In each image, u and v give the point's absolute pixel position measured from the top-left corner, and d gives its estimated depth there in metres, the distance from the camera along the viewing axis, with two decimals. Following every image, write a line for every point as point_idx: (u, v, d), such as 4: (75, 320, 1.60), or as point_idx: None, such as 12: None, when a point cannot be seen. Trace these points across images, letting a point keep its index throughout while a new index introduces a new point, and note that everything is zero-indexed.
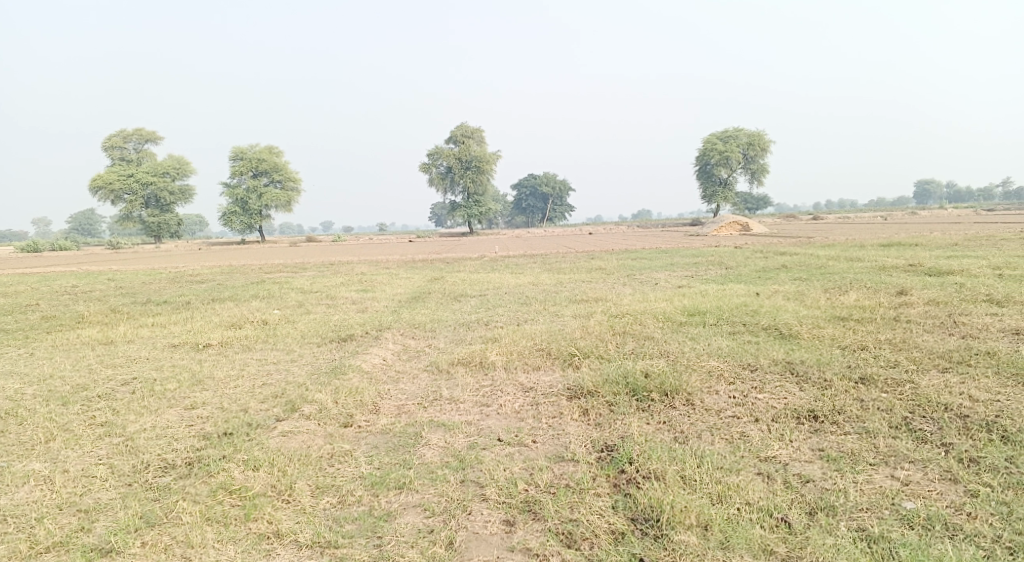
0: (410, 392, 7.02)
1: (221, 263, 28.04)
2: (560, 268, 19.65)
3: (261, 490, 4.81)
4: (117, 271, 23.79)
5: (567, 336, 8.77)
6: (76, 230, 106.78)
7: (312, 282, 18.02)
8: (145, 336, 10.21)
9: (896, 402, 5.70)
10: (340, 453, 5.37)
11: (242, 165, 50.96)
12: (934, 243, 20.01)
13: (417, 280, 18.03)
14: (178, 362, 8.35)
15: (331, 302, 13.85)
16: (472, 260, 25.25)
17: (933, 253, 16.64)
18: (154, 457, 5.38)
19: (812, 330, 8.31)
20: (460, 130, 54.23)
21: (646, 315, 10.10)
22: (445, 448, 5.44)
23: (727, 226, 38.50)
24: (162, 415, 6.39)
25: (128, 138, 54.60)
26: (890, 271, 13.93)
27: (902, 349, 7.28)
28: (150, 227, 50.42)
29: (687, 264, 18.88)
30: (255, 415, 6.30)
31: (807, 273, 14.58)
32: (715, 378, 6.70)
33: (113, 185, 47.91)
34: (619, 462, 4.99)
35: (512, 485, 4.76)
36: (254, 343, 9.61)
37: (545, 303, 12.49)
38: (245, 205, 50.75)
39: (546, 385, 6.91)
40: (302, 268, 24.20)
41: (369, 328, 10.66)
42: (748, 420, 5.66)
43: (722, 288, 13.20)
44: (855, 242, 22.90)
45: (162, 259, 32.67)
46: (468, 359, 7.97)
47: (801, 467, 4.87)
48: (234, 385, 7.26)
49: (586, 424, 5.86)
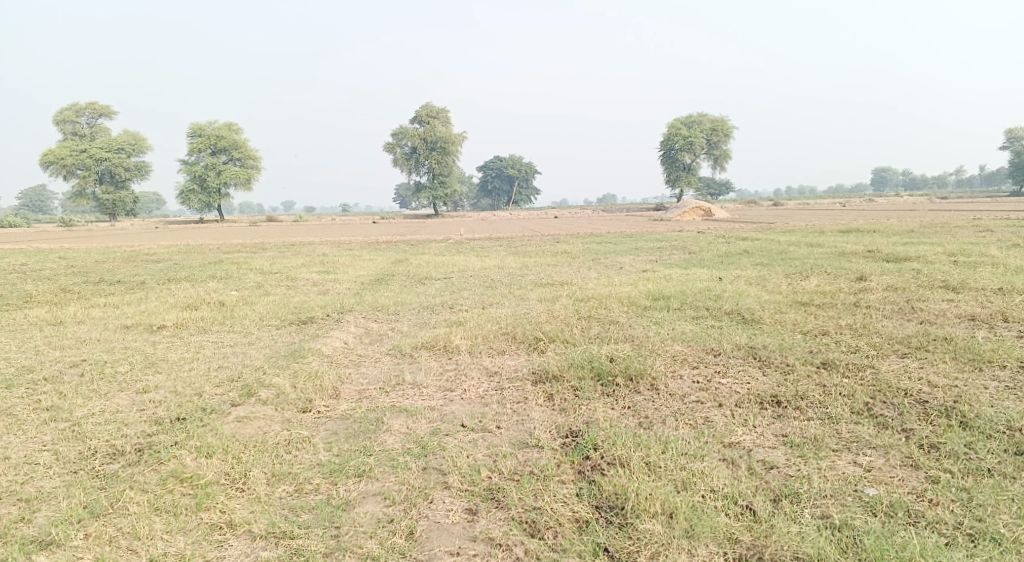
0: (372, 377, 6.86)
1: (177, 242, 27.27)
2: (526, 251, 19.58)
3: (214, 478, 4.63)
4: (67, 249, 22.96)
5: (532, 319, 8.68)
6: (26, 207, 103.12)
7: (272, 262, 17.59)
8: (96, 316, 9.81)
9: (857, 387, 5.75)
10: (298, 439, 5.20)
11: (200, 142, 49.53)
12: (889, 230, 20.47)
13: (381, 262, 17.74)
14: (130, 344, 8.03)
15: (293, 284, 13.52)
16: (437, 242, 24.98)
17: (890, 240, 16.99)
18: (101, 444, 5.14)
19: (774, 315, 8.37)
20: (426, 110, 53.78)
21: (611, 299, 10.08)
22: (406, 434, 5.31)
23: (690, 211, 38.85)
24: (112, 399, 6.12)
25: (80, 112, 52.57)
26: (849, 257, 14.15)
27: (862, 335, 7.36)
28: (104, 204, 48.75)
29: (652, 249, 18.99)
30: (210, 399, 6.08)
31: (769, 259, 14.74)
32: (680, 363, 6.69)
33: (65, 160, 46.17)
34: (583, 448, 4.93)
35: (475, 473, 4.66)
36: (211, 325, 9.31)
37: (510, 286, 12.38)
38: (204, 183, 49.40)
39: (510, 370, 6.83)
40: (264, 248, 23.68)
41: (330, 310, 10.42)
42: (712, 405, 5.65)
43: (686, 272, 13.27)
44: (815, 228, 23.30)
45: (117, 238, 31.70)
46: (432, 343, 7.83)
47: (764, 453, 4.87)
48: (189, 369, 7.00)
49: (551, 409, 5.79)
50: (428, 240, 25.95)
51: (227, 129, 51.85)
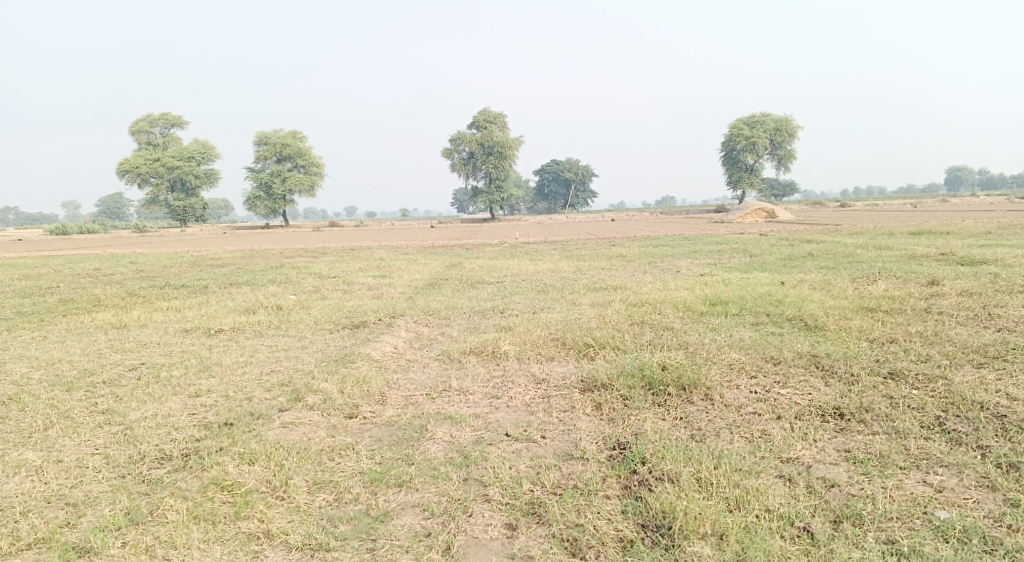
0: (419, 382, 6.81)
1: (241, 248, 28.09)
2: (580, 255, 19.36)
3: (255, 486, 4.64)
4: (140, 254, 23.96)
5: (583, 325, 8.49)
6: (106, 214, 108.95)
7: (329, 267, 17.90)
8: (158, 320, 10.11)
9: (928, 400, 5.34)
10: (341, 446, 5.17)
11: (265, 150, 51.12)
12: (966, 231, 19.38)
13: (436, 266, 17.81)
14: (187, 348, 8.23)
15: (347, 288, 13.69)
16: (492, 246, 24.98)
17: (965, 242, 16.06)
18: (150, 448, 5.23)
19: (838, 322, 7.93)
20: (482, 114, 54.04)
21: (665, 303, 9.79)
22: (449, 443, 5.21)
23: (752, 213, 37.72)
24: (166, 403, 6.24)
25: (154, 123, 55.07)
26: (921, 260, 13.41)
27: (935, 343, 6.88)
28: (175, 211, 50.85)
29: (710, 251, 18.51)
30: (259, 404, 6.13)
31: (834, 262, 14.11)
32: (736, 372, 6.39)
33: (139, 169, 48.50)
34: (630, 462, 4.72)
35: (516, 485, 4.52)
36: (265, 328, 9.48)
37: (562, 291, 12.20)
38: (269, 190, 50.96)
39: (558, 377, 6.65)
40: (323, 252, 24.17)
41: (382, 314, 10.47)
42: (770, 417, 5.35)
43: (745, 277, 12.80)
44: (885, 230, 22.29)
45: (187, 242, 32.99)
46: (480, 349, 7.73)
47: (825, 470, 4.57)
48: (241, 373, 7.10)
49: (599, 419, 5.59)
50: (483, 243, 25.99)
51: (291, 136, 53.34)
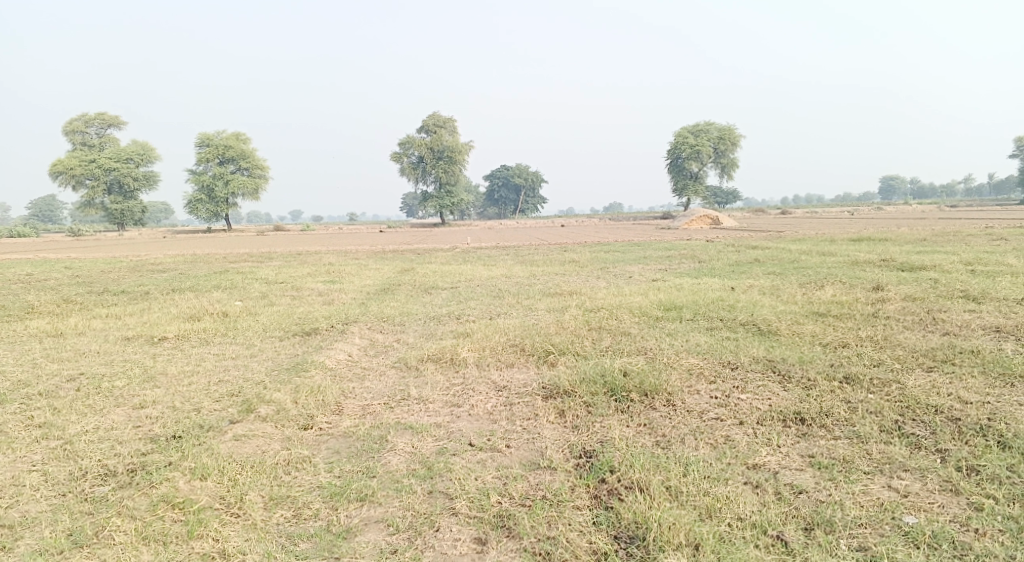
0: (376, 391, 6.61)
1: (182, 252, 27.15)
2: (533, 260, 19.35)
3: (208, 503, 4.38)
4: (74, 259, 22.85)
5: (541, 331, 8.42)
6: (35, 217, 104.02)
7: (278, 272, 17.39)
8: (97, 328, 9.61)
9: (885, 404, 5.46)
10: (298, 460, 4.95)
11: (208, 152, 49.60)
12: (901, 237, 20.19)
13: (387, 271, 17.51)
14: (130, 357, 7.81)
15: (297, 294, 13.31)
16: (444, 251, 24.80)
17: (903, 248, 16.70)
18: (93, 464, 4.91)
19: (792, 327, 8.08)
20: (432, 119, 53.76)
21: (621, 309, 9.82)
22: (412, 454, 5.06)
23: (698, 220, 38.50)
24: (108, 415, 5.89)
25: (89, 122, 52.83)
26: (863, 266, 13.85)
27: (884, 347, 7.07)
28: (111, 214, 48.86)
29: (661, 257, 18.77)
30: (209, 416, 5.83)
31: (781, 267, 14.44)
32: (696, 377, 6.42)
33: (73, 171, 46.41)
34: (599, 471, 4.66)
35: (484, 498, 4.40)
36: (213, 336, 9.09)
37: (518, 296, 12.13)
38: (211, 193, 49.48)
39: (520, 384, 6.56)
40: (270, 257, 23.54)
41: (335, 321, 10.19)
42: (733, 423, 5.38)
43: (698, 282, 12.98)
44: (826, 236, 23.06)
45: (125, 247, 31.66)
46: (439, 356, 7.57)
47: (792, 476, 4.61)
48: (189, 383, 6.77)
49: (563, 427, 5.52)
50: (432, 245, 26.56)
51: (235, 138, 51.95)
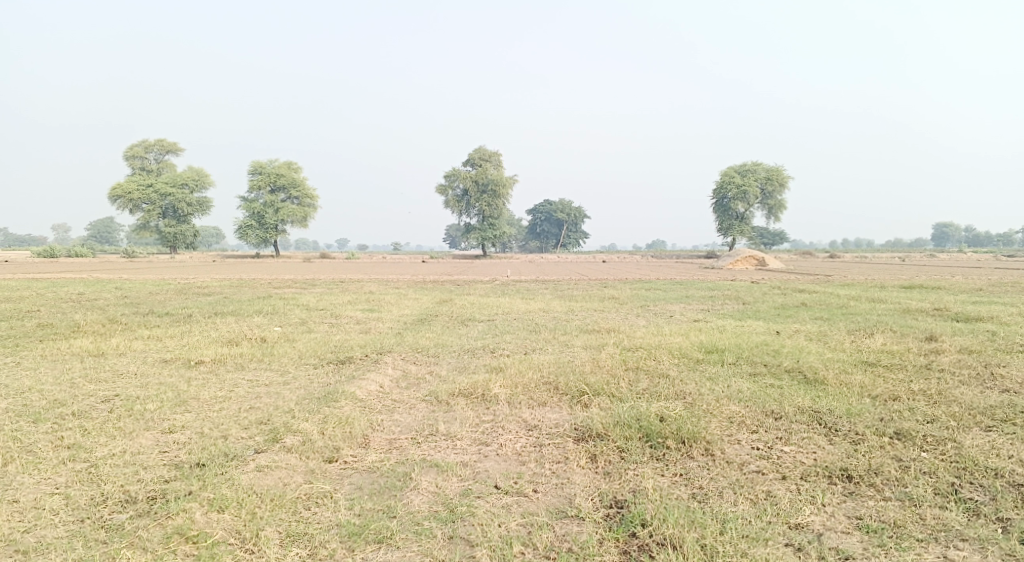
0: (404, 425, 6.46)
1: (229, 276, 27.77)
2: (572, 295, 19.15)
3: (223, 537, 4.32)
4: (126, 280, 23.54)
5: (576, 369, 8.19)
6: (96, 238, 108.59)
7: (318, 299, 17.56)
8: (138, 349, 9.73)
9: (940, 464, 5.08)
10: (319, 494, 4.83)
11: (259, 180, 51.08)
12: (956, 286, 19.38)
13: (426, 301, 17.51)
14: (165, 379, 7.85)
15: (335, 321, 13.35)
16: (483, 283, 24.81)
17: (958, 298, 15.99)
18: (115, 489, 4.87)
19: (839, 376, 7.68)
20: (478, 152, 54.50)
21: (660, 349, 9.52)
22: (435, 494, 4.88)
23: (742, 260, 37.79)
24: (136, 439, 5.87)
25: (150, 149, 55.03)
26: (916, 314, 13.27)
27: (939, 402, 6.64)
28: (165, 238, 50.49)
29: (703, 297, 18.37)
30: (235, 444, 5.76)
31: (829, 313, 13.94)
32: (736, 426, 6.10)
33: (132, 194, 48.24)
34: (629, 523, 4.41)
35: (506, 547, 4.22)
36: (247, 361, 9.11)
37: (554, 332, 11.92)
38: (261, 219, 50.77)
39: (551, 424, 6.34)
40: (312, 284, 23.85)
41: (368, 350, 10.14)
42: (774, 477, 5.06)
43: (740, 325, 12.59)
44: (875, 282, 22.34)
45: (175, 270, 32.54)
46: (469, 391, 7.41)
47: (837, 540, 4.29)
48: (219, 409, 6.74)
49: (594, 472, 5.28)
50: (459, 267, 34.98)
51: (286, 167, 53.43)
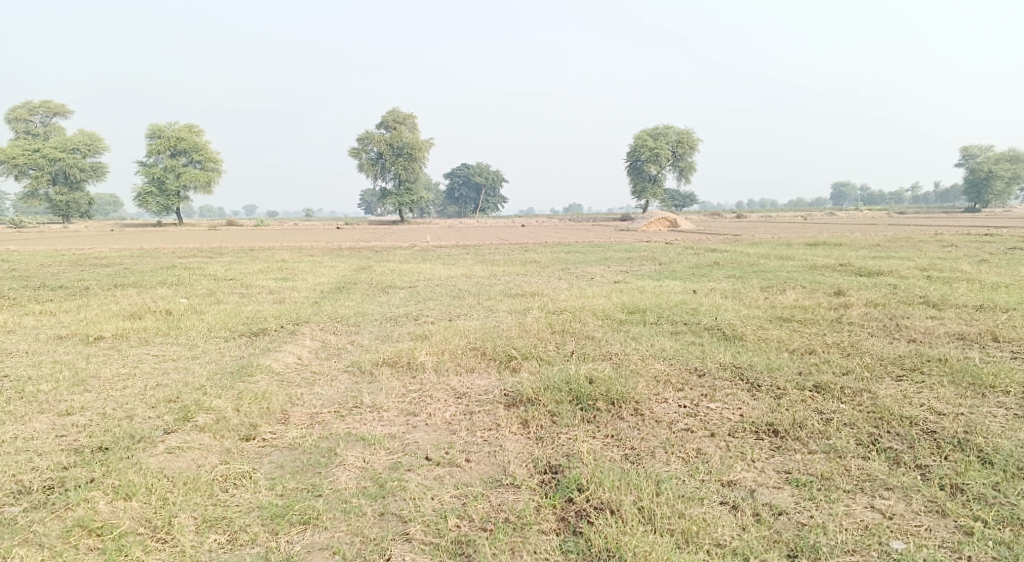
0: (327, 398, 6.16)
1: (127, 245, 25.97)
2: (494, 259, 19.01)
3: (130, 527, 3.95)
4: (11, 251, 21.59)
5: (503, 334, 8.06)
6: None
7: (228, 268, 16.64)
8: (27, 325, 8.87)
9: (859, 415, 5.28)
10: (237, 475, 4.50)
11: (159, 143, 47.87)
12: (855, 242, 20.48)
13: (343, 269, 16.92)
14: (60, 358, 7.16)
15: (247, 292, 12.67)
16: (402, 249, 24.30)
17: (858, 253, 16.88)
18: (4, 480, 4.36)
19: (757, 332, 7.91)
20: (392, 114, 53.17)
21: (585, 311, 9.53)
22: (363, 469, 4.65)
23: (657, 222, 38.69)
24: (29, 423, 5.28)
25: (33, 110, 50.44)
26: (822, 270, 13.87)
27: (852, 354, 6.93)
28: (55, 206, 46.69)
29: (622, 258, 18.65)
30: (141, 425, 5.28)
31: (742, 271, 14.38)
32: (663, 385, 6.15)
33: (14, 159, 44.12)
34: (566, 489, 4.35)
35: (441, 521, 4.06)
36: (153, 336, 8.47)
37: (478, 297, 11.73)
38: (162, 185, 47.73)
39: (480, 391, 6.20)
40: (221, 252, 22.68)
41: (285, 321, 9.65)
42: (703, 434, 5.12)
43: (660, 285, 12.81)
44: (782, 240, 23.31)
45: (69, 240, 30.06)
46: (395, 359, 7.16)
47: (770, 495, 4.38)
48: (123, 387, 6.19)
49: (527, 438, 5.18)
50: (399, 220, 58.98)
51: (189, 131, 50.25)
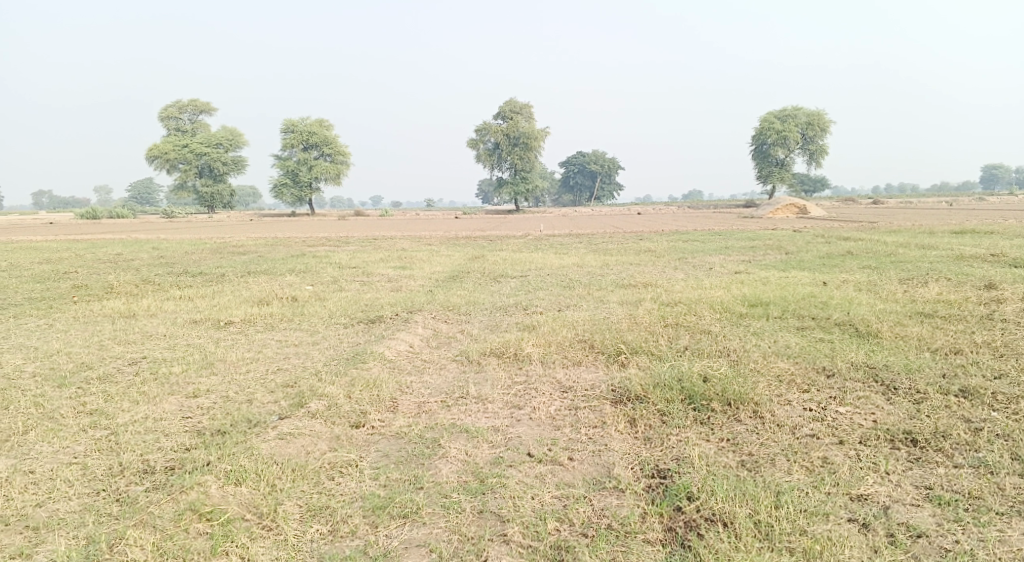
0: (434, 387, 6.18)
1: (263, 235, 27.75)
2: (607, 249, 18.63)
3: (238, 513, 4.11)
4: (164, 239, 23.65)
5: (612, 326, 7.80)
6: (137, 199, 110.96)
7: (349, 257, 17.35)
8: (168, 310, 9.60)
9: (1016, 426, 4.60)
10: (343, 464, 4.58)
11: (291, 138, 50.99)
12: (1012, 230, 18.33)
13: (457, 258, 17.19)
14: (193, 341, 7.66)
15: (366, 279, 13.13)
16: (516, 237, 24.43)
17: (1016, 241, 15.06)
18: (133, 459, 4.68)
19: (894, 328, 7.16)
20: (508, 104, 53.40)
21: (700, 304, 9.05)
22: (464, 463, 4.59)
23: (782, 208, 36.55)
24: (160, 404, 5.66)
25: (183, 110, 55.12)
26: (971, 260, 12.47)
27: (1008, 355, 6.10)
28: (203, 198, 50.99)
29: (742, 248, 17.72)
30: (258, 409, 5.52)
31: (877, 262, 13.18)
32: (785, 385, 5.67)
33: (168, 155, 48.49)
34: (674, 496, 4.07)
35: (540, 523, 3.92)
36: (277, 322, 8.93)
37: (588, 287, 11.50)
38: (296, 177, 50.82)
39: (586, 385, 6.00)
40: (345, 241, 23.75)
41: (399, 309, 9.88)
42: (830, 441, 4.64)
43: (784, 276, 11.99)
44: (925, 227, 21.30)
45: (213, 229, 32.61)
46: (501, 350, 7.09)
47: (908, 515, 3.90)
48: (245, 371, 6.53)
49: (634, 438, 4.93)
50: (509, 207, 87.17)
51: (318, 125, 53.06)
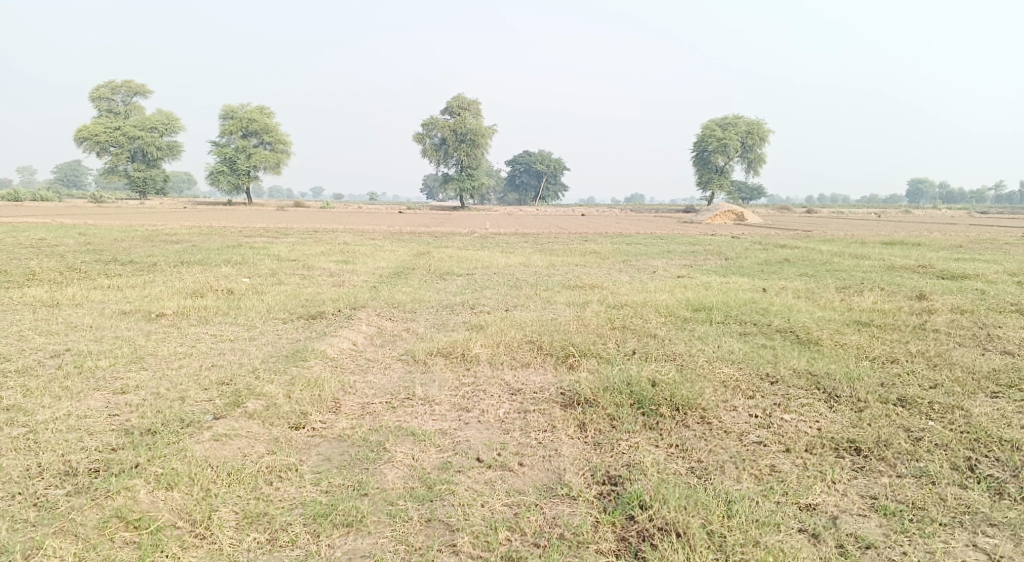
0: (379, 388, 5.97)
1: (198, 224, 26.64)
2: (553, 249, 18.65)
3: (169, 521, 3.85)
4: (91, 225, 22.46)
5: (561, 327, 7.74)
6: (61, 181, 105.31)
7: (291, 249, 16.81)
8: (95, 300, 9.05)
9: (952, 435, 4.75)
10: (283, 468, 4.35)
11: (232, 124, 49.31)
12: (935, 242, 19.27)
13: (403, 254, 16.89)
14: (122, 333, 7.21)
15: (307, 273, 12.72)
16: (462, 235, 24.26)
17: (940, 254, 15.80)
18: (53, 460, 4.33)
19: (833, 336, 7.34)
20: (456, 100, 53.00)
21: (647, 307, 9.09)
22: (411, 468, 4.43)
23: (722, 214, 37.47)
24: (84, 401, 5.28)
25: (116, 90, 52.63)
26: (900, 271, 12.99)
27: (939, 365, 6.32)
28: (135, 182, 48.77)
29: (685, 252, 18.02)
30: (191, 408, 5.21)
31: (813, 270, 13.59)
32: (731, 391, 5.71)
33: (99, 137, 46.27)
34: (627, 505, 4.02)
35: (490, 533, 3.81)
36: (213, 315, 8.51)
37: (535, 287, 11.43)
38: (234, 164, 49.15)
39: (535, 388, 5.90)
40: (285, 233, 23.05)
41: (342, 305, 9.58)
42: (778, 449, 4.68)
43: (726, 281, 12.21)
44: (855, 237, 22.17)
45: (144, 216, 31.15)
46: (449, 350, 6.92)
47: (854, 525, 3.96)
48: (178, 367, 6.16)
49: (584, 443, 4.86)
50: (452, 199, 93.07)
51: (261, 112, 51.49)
